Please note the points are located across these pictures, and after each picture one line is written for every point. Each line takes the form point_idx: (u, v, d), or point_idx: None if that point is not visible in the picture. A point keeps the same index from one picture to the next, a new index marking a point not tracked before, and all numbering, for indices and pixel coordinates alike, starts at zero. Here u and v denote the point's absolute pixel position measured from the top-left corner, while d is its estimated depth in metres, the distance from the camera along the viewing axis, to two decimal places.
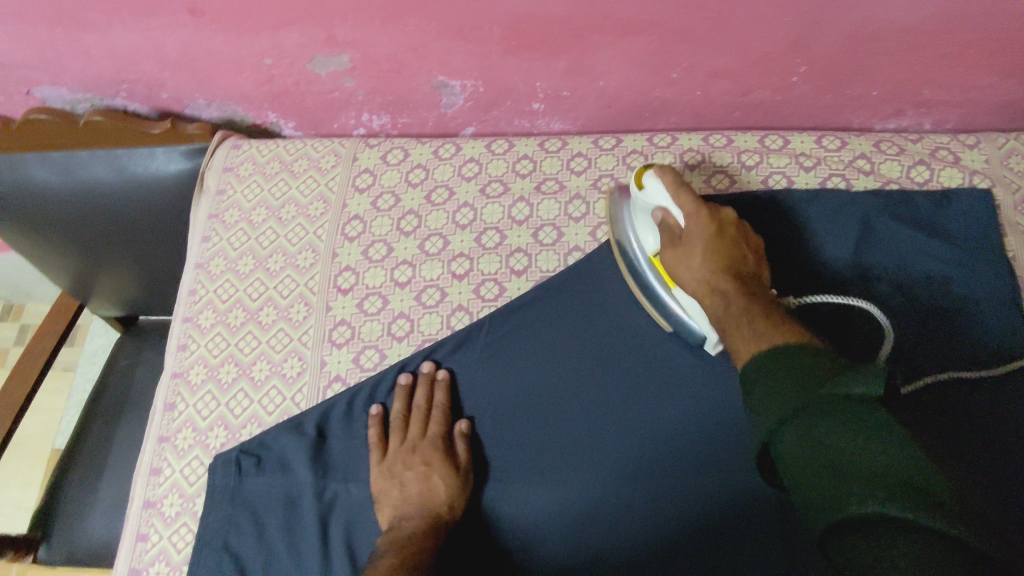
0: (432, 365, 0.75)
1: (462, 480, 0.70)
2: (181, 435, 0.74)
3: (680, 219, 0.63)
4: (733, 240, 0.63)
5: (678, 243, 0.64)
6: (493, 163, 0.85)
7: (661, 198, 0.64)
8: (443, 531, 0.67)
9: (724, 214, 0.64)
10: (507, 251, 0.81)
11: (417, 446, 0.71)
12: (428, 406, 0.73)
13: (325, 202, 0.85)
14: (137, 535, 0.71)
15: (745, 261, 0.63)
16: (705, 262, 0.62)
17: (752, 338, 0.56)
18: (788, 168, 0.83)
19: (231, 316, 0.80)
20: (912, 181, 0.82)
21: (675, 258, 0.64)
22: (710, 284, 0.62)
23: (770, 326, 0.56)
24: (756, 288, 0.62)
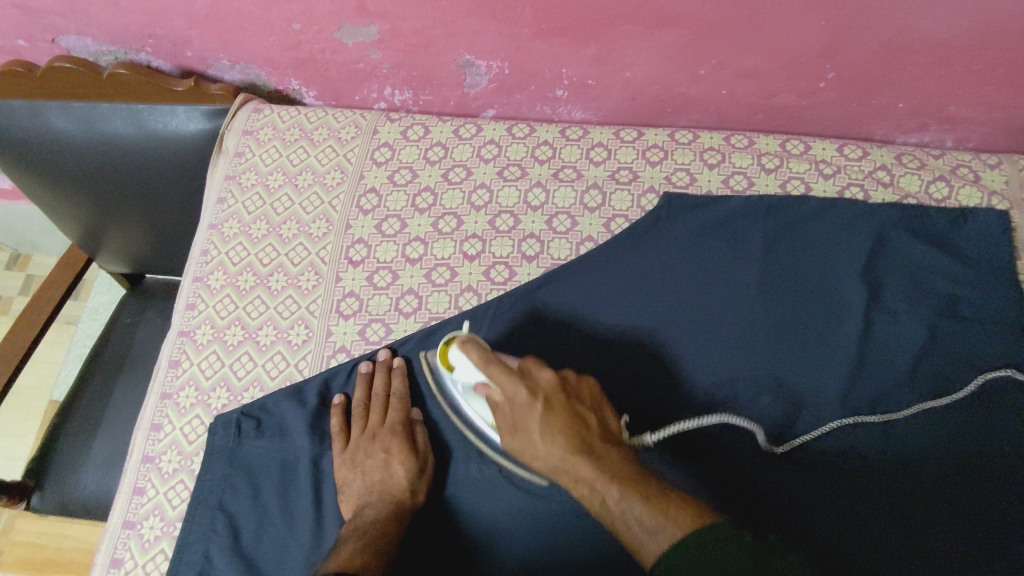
0: (389, 353, 0.75)
1: (423, 466, 0.69)
2: (183, 393, 0.74)
3: (497, 391, 0.64)
4: (563, 403, 0.62)
5: (519, 431, 0.62)
6: (513, 147, 0.85)
7: (469, 374, 0.65)
8: (406, 519, 0.67)
9: (540, 378, 0.64)
10: (520, 236, 0.81)
11: (378, 433, 0.71)
12: (387, 394, 0.73)
13: (343, 172, 0.84)
14: (133, 488, 0.71)
15: (582, 419, 0.62)
16: (541, 426, 0.61)
17: (643, 534, 0.53)
18: (808, 175, 0.83)
19: (240, 280, 0.80)
20: (930, 196, 0.81)
21: (521, 436, 0.62)
22: (570, 472, 0.59)
23: (654, 508, 0.54)
24: (604, 445, 0.60)
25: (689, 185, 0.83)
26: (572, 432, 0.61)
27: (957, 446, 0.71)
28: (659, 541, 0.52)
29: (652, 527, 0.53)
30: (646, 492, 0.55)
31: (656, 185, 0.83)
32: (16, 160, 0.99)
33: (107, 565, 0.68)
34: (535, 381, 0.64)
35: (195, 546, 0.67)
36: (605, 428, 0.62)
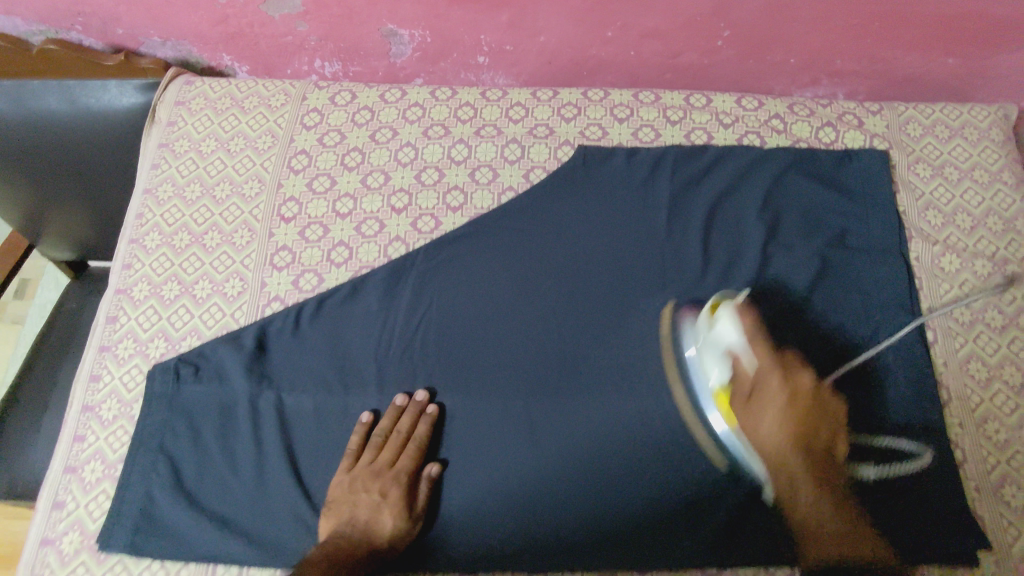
0: (427, 396, 0.74)
1: (411, 523, 0.69)
2: (121, 345, 0.77)
3: (752, 369, 0.63)
4: (810, 403, 0.64)
5: (752, 403, 0.63)
6: (436, 108, 0.90)
7: (736, 347, 0.63)
8: (374, 559, 0.66)
9: (799, 379, 0.65)
10: (445, 189, 0.86)
11: (385, 472, 0.70)
12: (408, 435, 0.72)
13: (273, 136, 0.88)
14: (74, 435, 0.73)
15: (817, 427, 0.64)
16: (780, 415, 0.62)
17: (823, 535, 0.62)
18: (709, 124, 0.89)
19: (176, 239, 0.83)
20: (819, 140, 0.89)
21: (745, 419, 0.63)
22: (778, 462, 0.63)
23: (844, 521, 0.62)
24: (822, 456, 0.64)
25: (602, 138, 0.89)
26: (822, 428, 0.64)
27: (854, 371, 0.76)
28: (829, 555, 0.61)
29: (836, 536, 0.61)
30: (842, 515, 0.62)
31: (571, 138, 0.89)
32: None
33: (49, 509, 0.70)
34: (801, 374, 0.65)
35: (135, 486, 0.70)
36: (829, 438, 0.65)
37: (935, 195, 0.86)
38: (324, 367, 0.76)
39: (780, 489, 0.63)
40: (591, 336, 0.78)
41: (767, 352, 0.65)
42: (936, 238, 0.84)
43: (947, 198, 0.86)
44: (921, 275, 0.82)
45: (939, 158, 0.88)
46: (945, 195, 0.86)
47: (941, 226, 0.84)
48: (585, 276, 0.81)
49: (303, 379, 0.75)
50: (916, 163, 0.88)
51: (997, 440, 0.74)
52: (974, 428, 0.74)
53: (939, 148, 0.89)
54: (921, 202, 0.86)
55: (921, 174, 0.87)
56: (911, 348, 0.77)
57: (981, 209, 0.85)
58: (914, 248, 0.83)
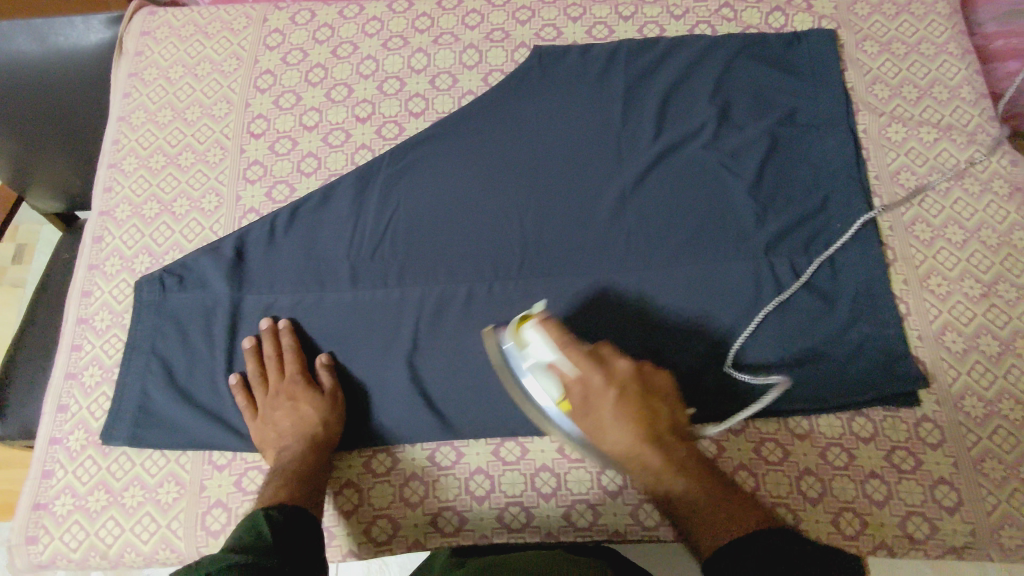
0: (271, 321, 0.77)
1: (331, 399, 0.73)
2: (109, 262, 0.81)
3: (569, 369, 0.64)
4: (635, 393, 0.64)
5: (584, 407, 0.64)
6: (394, 21, 0.93)
7: (545, 350, 0.65)
8: (322, 449, 0.70)
9: (617, 368, 0.65)
10: (406, 96, 0.88)
11: (278, 387, 0.74)
12: (278, 352, 0.75)
13: (238, 58, 0.91)
14: (72, 345, 0.78)
15: (655, 414, 0.64)
16: (622, 416, 0.62)
17: (703, 529, 0.57)
18: (660, 18, 0.92)
19: (152, 161, 0.86)
20: (769, 26, 0.91)
21: (581, 417, 0.64)
22: (638, 456, 0.62)
23: (719, 506, 0.59)
24: (671, 437, 0.63)
25: (557, 38, 0.91)
26: (665, 413, 0.64)
27: (805, 239, 0.79)
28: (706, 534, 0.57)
29: (725, 517, 0.57)
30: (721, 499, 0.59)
31: (527, 41, 0.91)
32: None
33: (55, 412, 0.75)
34: (630, 366, 0.66)
35: (132, 385, 0.75)
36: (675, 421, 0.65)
37: (883, 70, 0.88)
38: (301, 269, 0.80)
39: (666, 480, 0.61)
40: (552, 225, 0.82)
41: (576, 344, 0.65)
42: (883, 111, 0.86)
43: (895, 72, 0.88)
44: (868, 147, 0.85)
45: (887, 34, 0.90)
46: (893, 69, 0.88)
47: (889, 99, 0.87)
48: (545, 170, 0.85)
49: (281, 280, 0.80)
50: (864, 41, 0.90)
51: (941, 292, 0.77)
52: (918, 282, 0.78)
53: (886, 24, 0.91)
54: (869, 78, 0.88)
55: (869, 51, 0.89)
56: (860, 213, 0.80)
57: (927, 79, 0.87)
58: (861, 121, 0.86)
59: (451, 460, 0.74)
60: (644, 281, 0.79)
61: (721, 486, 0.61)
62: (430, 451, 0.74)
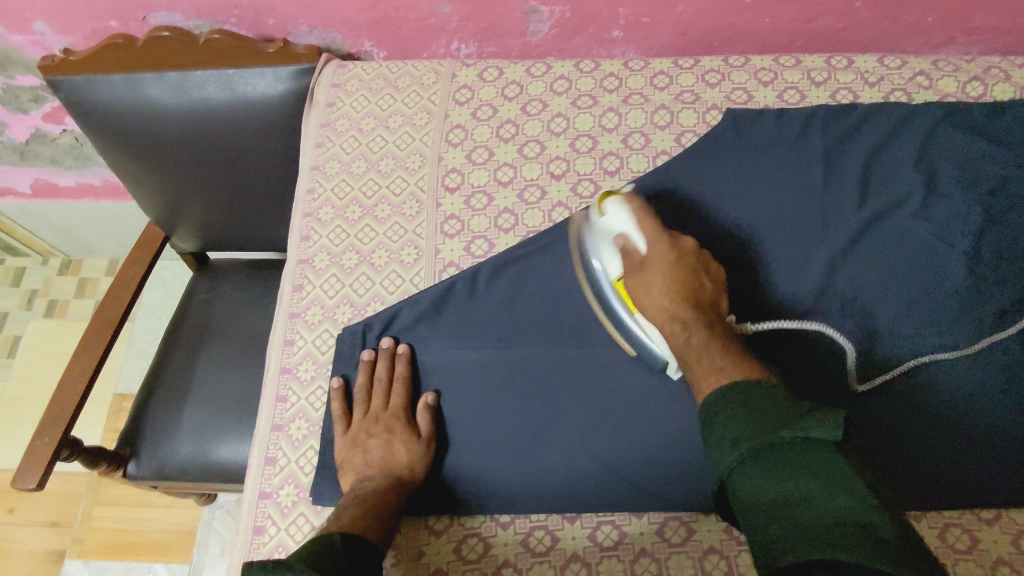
0: (393, 341, 0.78)
1: (425, 447, 0.72)
2: (310, 311, 0.81)
3: (642, 244, 0.72)
4: (688, 268, 0.70)
5: (640, 273, 0.71)
6: (582, 80, 0.93)
7: (625, 225, 0.74)
8: (404, 492, 0.69)
9: (681, 246, 0.72)
10: (600, 155, 0.89)
11: (379, 416, 0.74)
12: (390, 378, 0.76)
13: (429, 112, 0.92)
14: (277, 396, 0.77)
15: (700, 287, 0.69)
16: (666, 277, 0.70)
17: (710, 373, 0.61)
18: (854, 85, 0.91)
19: (349, 212, 0.87)
20: (967, 95, 0.90)
21: (634, 283, 0.71)
22: (670, 315, 0.68)
23: (726, 358, 0.61)
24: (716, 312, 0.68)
25: (748, 102, 0.91)
26: (691, 282, 0.69)
27: None
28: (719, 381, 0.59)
29: (720, 368, 0.60)
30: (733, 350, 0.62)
31: (718, 103, 0.91)
32: (97, 127, 1.04)
33: (263, 464, 0.74)
34: (678, 243, 0.72)
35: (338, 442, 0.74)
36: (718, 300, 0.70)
37: None
38: (503, 326, 0.79)
39: (672, 334, 0.67)
40: (759, 289, 0.80)
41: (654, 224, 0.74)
42: None
43: None
44: None
45: None
46: None
47: None
48: (747, 231, 0.83)
49: (483, 335, 0.79)
50: None
51: None
52: None
53: None
54: None
55: None
56: None
57: None
58: None
59: (681, 537, 0.70)
60: (862, 354, 0.77)
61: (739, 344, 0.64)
62: (658, 525, 0.70)
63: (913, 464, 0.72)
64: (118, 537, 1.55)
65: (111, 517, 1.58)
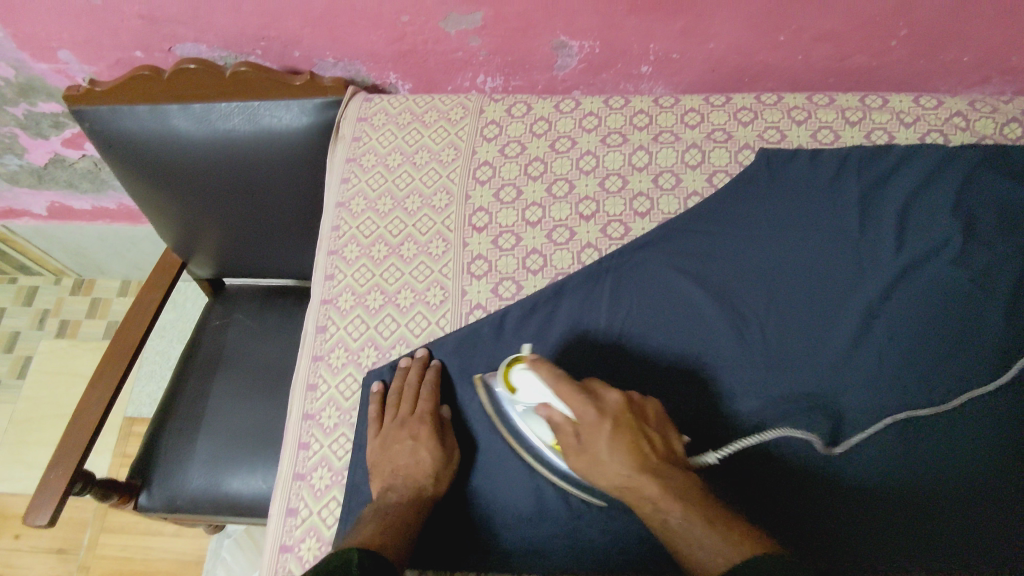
0: (426, 353, 0.80)
1: (449, 457, 0.73)
2: (334, 354, 0.81)
3: (568, 413, 0.66)
4: (632, 427, 0.65)
5: (583, 445, 0.65)
6: (612, 117, 0.91)
7: (542, 396, 0.67)
8: (428, 505, 0.70)
9: (609, 405, 0.66)
10: (630, 195, 0.87)
11: (406, 420, 0.74)
12: (419, 385, 0.77)
13: (456, 148, 0.91)
14: (299, 443, 0.77)
15: (649, 445, 0.64)
16: (613, 443, 0.63)
17: (712, 558, 0.57)
18: (890, 125, 0.89)
19: (374, 250, 0.86)
20: (1005, 137, 0.88)
21: (583, 456, 0.65)
22: (635, 495, 0.62)
23: (716, 531, 0.58)
24: (668, 463, 0.63)
25: (781, 141, 0.89)
26: (642, 441, 0.64)
27: None
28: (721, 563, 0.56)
29: (721, 551, 0.57)
30: (705, 514, 0.59)
31: (750, 142, 0.89)
32: (122, 157, 1.03)
33: (284, 515, 0.74)
34: (608, 398, 0.67)
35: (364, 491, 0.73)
36: (666, 443, 0.66)
37: None
38: None
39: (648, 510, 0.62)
40: (790, 338, 0.79)
41: (569, 381, 0.66)
42: None
43: None
44: None
45: None
46: None
47: None
48: (778, 277, 0.82)
49: None
50: None
51: None
52: None
53: None
54: None
55: None
56: None
57: None
58: None
59: None
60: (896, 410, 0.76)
61: (715, 503, 0.61)
62: None
63: (921, 506, 0.73)
64: (123, 566, 1.53)
65: (116, 545, 1.55)
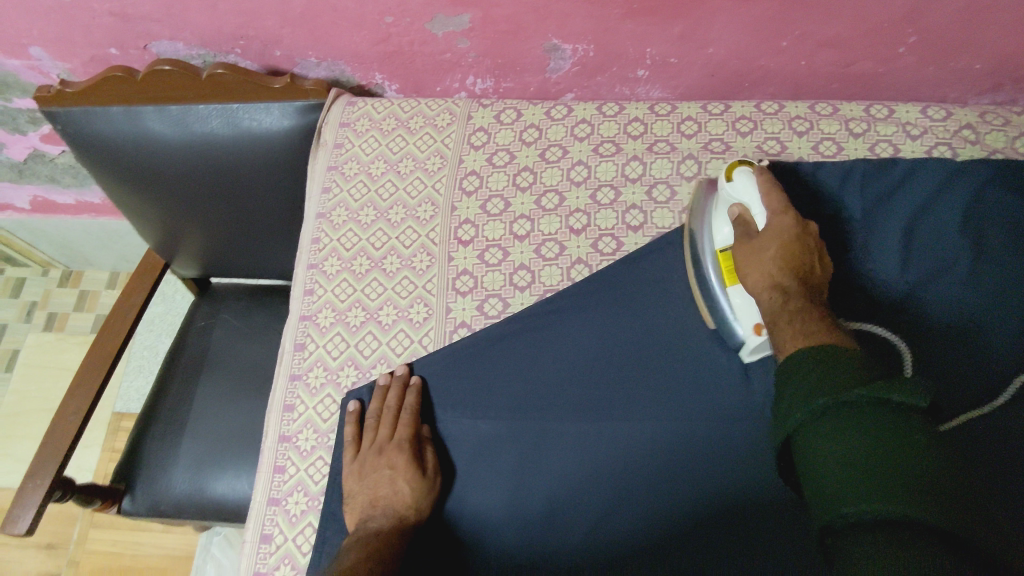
0: (406, 369, 0.78)
1: (428, 483, 0.72)
2: (312, 373, 0.80)
3: (762, 219, 0.68)
4: (801, 244, 0.66)
5: (755, 241, 0.68)
6: (605, 125, 0.87)
7: (748, 196, 0.69)
8: (408, 532, 0.69)
9: (803, 222, 0.67)
10: (623, 208, 0.84)
11: (384, 447, 0.73)
12: (399, 407, 0.75)
13: (442, 157, 0.87)
14: (274, 467, 0.76)
15: (811, 262, 0.66)
16: (778, 252, 0.65)
17: (798, 339, 0.59)
18: (895, 137, 0.85)
19: (356, 264, 0.84)
20: (1017, 150, 0.84)
21: (746, 254, 0.68)
22: (789, 266, 0.65)
23: (823, 329, 0.59)
24: (816, 288, 0.65)
25: (781, 153, 0.85)
26: (802, 259, 0.66)
27: None
28: (805, 341, 0.58)
29: (807, 335, 0.59)
30: (826, 327, 0.59)
31: (749, 153, 0.85)
32: (97, 159, 0.99)
33: (259, 542, 0.73)
34: (805, 221, 0.67)
35: (340, 515, 0.72)
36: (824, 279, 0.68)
37: None
38: (511, 396, 0.77)
39: (766, 302, 0.65)
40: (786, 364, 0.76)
41: (779, 198, 0.68)
42: None
43: None
44: None
45: None
46: None
47: None
48: None
49: (494, 403, 0.77)
50: None
51: None
52: None
53: None
54: None
55: None
56: None
57: None
58: None
59: None
60: None
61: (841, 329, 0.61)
62: None
63: None
64: (112, 562, 1.49)
65: (107, 540, 1.51)
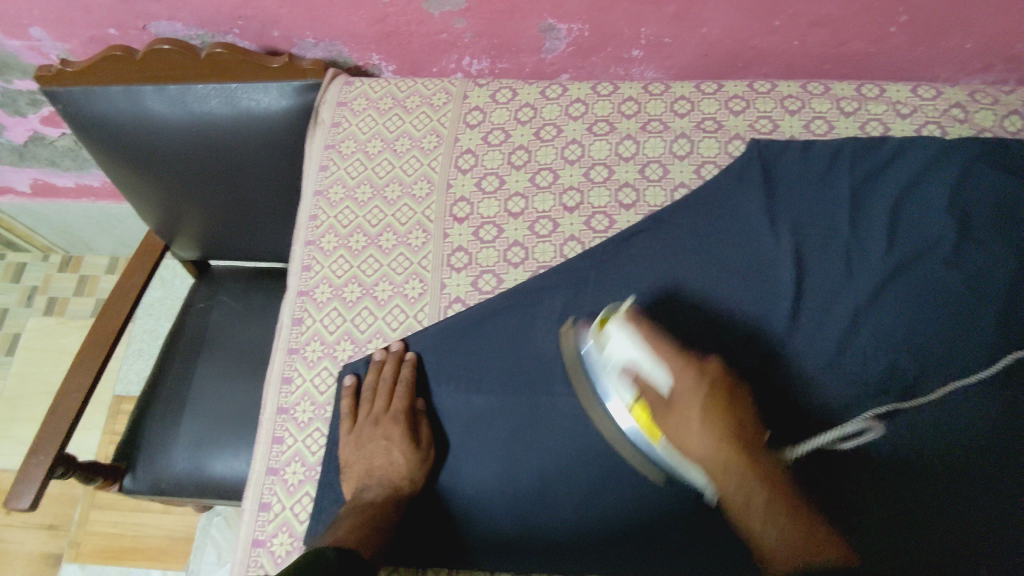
0: (401, 345, 0.79)
1: (423, 455, 0.74)
2: (310, 347, 0.81)
3: (662, 385, 0.67)
4: (721, 403, 0.66)
5: (670, 413, 0.66)
6: (599, 104, 0.88)
7: (632, 355, 0.68)
8: (403, 504, 0.71)
9: (705, 376, 0.68)
10: (616, 185, 0.85)
11: (381, 419, 0.75)
12: (394, 381, 0.76)
13: (438, 135, 0.88)
14: (273, 438, 0.78)
15: (739, 420, 0.66)
16: (703, 417, 0.65)
17: (782, 556, 0.57)
18: (885, 116, 0.86)
19: (352, 241, 0.85)
20: (1005, 129, 0.85)
21: (669, 420, 0.65)
22: (723, 438, 0.64)
23: (795, 522, 0.59)
24: (758, 447, 0.65)
25: (773, 132, 0.86)
26: (726, 415, 0.66)
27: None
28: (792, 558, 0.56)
29: (790, 537, 0.58)
30: (795, 518, 0.60)
31: (741, 132, 0.86)
32: (97, 138, 1.00)
33: (257, 510, 0.75)
34: (702, 368, 0.69)
35: (338, 485, 0.74)
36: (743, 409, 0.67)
37: None
38: (505, 369, 0.78)
39: (732, 492, 0.62)
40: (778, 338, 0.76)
41: (665, 348, 0.69)
42: None
43: None
44: None
45: None
46: None
47: None
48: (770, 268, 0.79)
49: (488, 377, 0.78)
50: None
51: None
52: None
53: None
54: None
55: None
56: None
57: None
58: None
59: None
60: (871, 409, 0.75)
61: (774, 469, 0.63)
62: None
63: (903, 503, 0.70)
64: (113, 542, 1.50)
65: (108, 520, 1.53)
